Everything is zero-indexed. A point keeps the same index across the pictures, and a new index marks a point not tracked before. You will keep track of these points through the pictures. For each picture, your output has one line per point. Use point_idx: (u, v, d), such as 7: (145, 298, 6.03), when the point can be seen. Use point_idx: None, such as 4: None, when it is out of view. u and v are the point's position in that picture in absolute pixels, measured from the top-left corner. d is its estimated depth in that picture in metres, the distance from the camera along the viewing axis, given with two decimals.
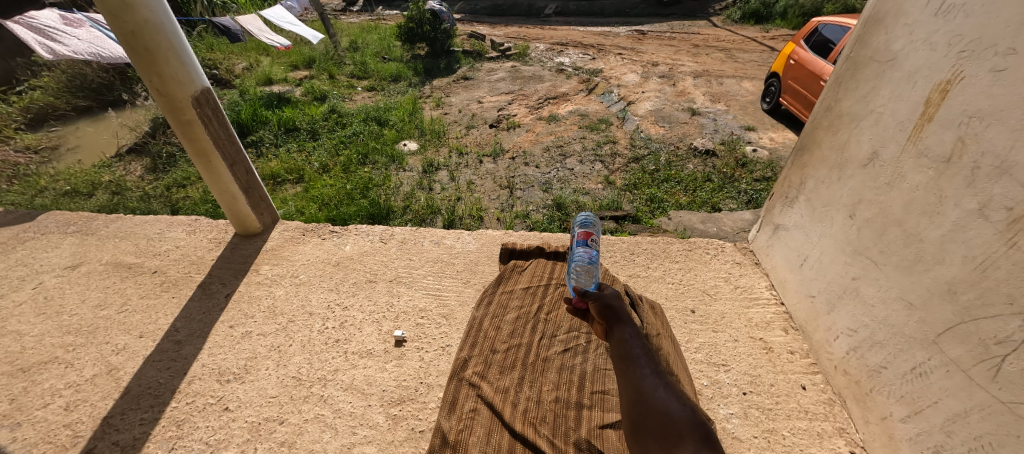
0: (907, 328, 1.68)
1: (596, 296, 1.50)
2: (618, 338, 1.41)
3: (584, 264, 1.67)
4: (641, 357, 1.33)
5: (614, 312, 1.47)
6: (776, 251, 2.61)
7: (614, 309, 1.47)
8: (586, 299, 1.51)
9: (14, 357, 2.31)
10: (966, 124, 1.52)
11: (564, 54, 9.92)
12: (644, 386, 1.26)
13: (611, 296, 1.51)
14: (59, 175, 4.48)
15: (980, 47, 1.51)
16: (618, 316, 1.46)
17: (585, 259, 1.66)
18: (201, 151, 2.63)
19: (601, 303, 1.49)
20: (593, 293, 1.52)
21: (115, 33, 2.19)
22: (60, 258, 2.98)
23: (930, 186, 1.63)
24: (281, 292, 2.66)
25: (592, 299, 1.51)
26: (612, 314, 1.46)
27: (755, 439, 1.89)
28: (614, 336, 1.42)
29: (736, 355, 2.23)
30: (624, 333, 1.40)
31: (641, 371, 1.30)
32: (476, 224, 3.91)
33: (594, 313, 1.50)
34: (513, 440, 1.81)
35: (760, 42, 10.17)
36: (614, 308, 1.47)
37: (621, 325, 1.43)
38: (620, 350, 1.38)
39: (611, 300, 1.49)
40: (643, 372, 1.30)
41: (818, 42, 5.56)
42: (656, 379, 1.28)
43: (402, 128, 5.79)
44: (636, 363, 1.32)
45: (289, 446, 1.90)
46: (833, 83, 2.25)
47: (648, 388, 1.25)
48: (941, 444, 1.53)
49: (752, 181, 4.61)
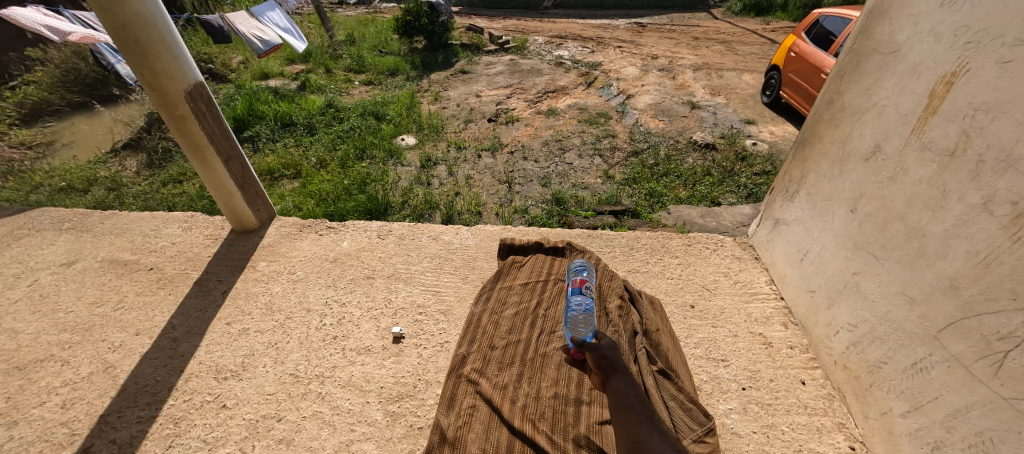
0: (908, 324, 1.66)
1: (591, 347, 1.46)
2: (613, 389, 1.37)
3: (581, 313, 1.89)
4: (636, 405, 1.29)
5: (609, 362, 1.42)
6: (776, 246, 2.60)
7: (609, 358, 1.43)
8: (581, 350, 1.47)
9: (9, 355, 2.29)
10: (971, 118, 1.50)
11: (563, 47, 9.84)
12: (640, 434, 1.22)
13: (606, 346, 1.47)
14: (53, 171, 4.42)
15: (985, 38, 1.48)
16: (612, 365, 1.41)
17: (581, 307, 1.88)
18: (195, 147, 2.60)
19: (596, 353, 1.45)
20: (589, 344, 1.48)
21: (103, 25, 2.15)
22: (55, 255, 2.95)
23: (933, 180, 1.61)
24: (278, 289, 2.64)
25: (587, 349, 1.47)
26: (607, 363, 1.42)
27: (755, 434, 1.88)
28: (609, 386, 1.38)
29: (735, 350, 2.23)
30: (620, 383, 1.37)
31: (635, 419, 1.26)
32: (475, 219, 3.89)
33: (590, 363, 1.45)
34: (512, 437, 1.80)
35: (760, 35, 10.09)
36: (609, 357, 1.43)
37: (617, 375, 1.39)
38: (615, 400, 1.34)
39: (605, 349, 1.46)
40: (637, 420, 1.26)
41: (818, 34, 5.53)
42: (651, 426, 1.24)
43: (400, 123, 5.74)
44: (630, 411, 1.29)
45: (287, 444, 1.89)
46: (835, 76, 2.23)
47: (643, 435, 1.21)
48: (940, 439, 1.52)
49: (752, 176, 4.59)
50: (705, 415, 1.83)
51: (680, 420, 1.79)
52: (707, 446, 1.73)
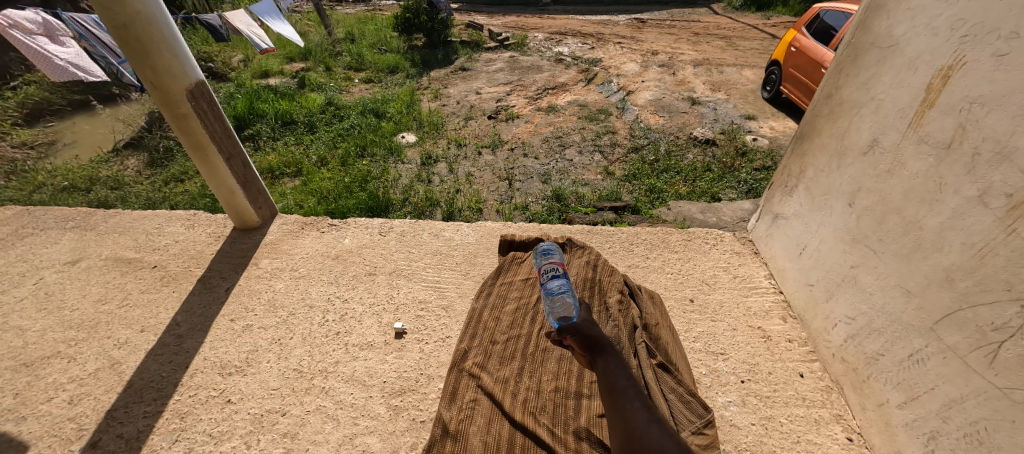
0: (904, 316, 1.68)
1: (575, 327, 1.41)
2: (601, 370, 1.33)
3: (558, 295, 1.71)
4: (628, 388, 1.25)
5: (594, 342, 1.38)
6: (775, 240, 2.61)
7: (593, 338, 1.39)
8: (563, 333, 1.41)
9: (16, 352, 2.32)
10: (967, 111, 1.51)
11: (563, 44, 9.82)
12: (636, 420, 1.18)
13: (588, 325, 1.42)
14: (56, 171, 4.44)
15: (981, 31, 1.49)
16: (598, 345, 1.37)
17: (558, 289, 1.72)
18: (197, 145, 2.62)
19: (578, 334, 1.40)
20: (571, 325, 1.42)
21: (104, 24, 2.16)
22: (59, 254, 2.98)
23: (929, 173, 1.63)
24: (281, 286, 2.66)
25: (568, 333, 1.41)
26: (593, 345, 1.37)
27: (753, 426, 1.90)
28: (596, 368, 1.34)
29: (735, 344, 2.24)
30: (608, 363, 1.33)
31: (630, 405, 1.21)
32: (475, 216, 3.91)
33: (575, 346, 1.40)
34: (513, 429, 1.83)
35: (760, 30, 10.08)
36: (594, 338, 1.38)
37: (603, 356, 1.35)
38: (605, 383, 1.29)
39: (587, 328, 1.41)
40: (632, 406, 1.21)
41: (818, 29, 5.53)
42: (647, 413, 1.20)
43: (399, 121, 5.75)
44: (624, 395, 1.24)
45: (292, 437, 1.92)
46: (834, 70, 2.23)
47: (641, 424, 1.16)
48: (936, 429, 1.55)
49: (752, 171, 4.60)
50: (704, 407, 1.85)
51: (679, 413, 1.82)
52: (707, 438, 1.75)
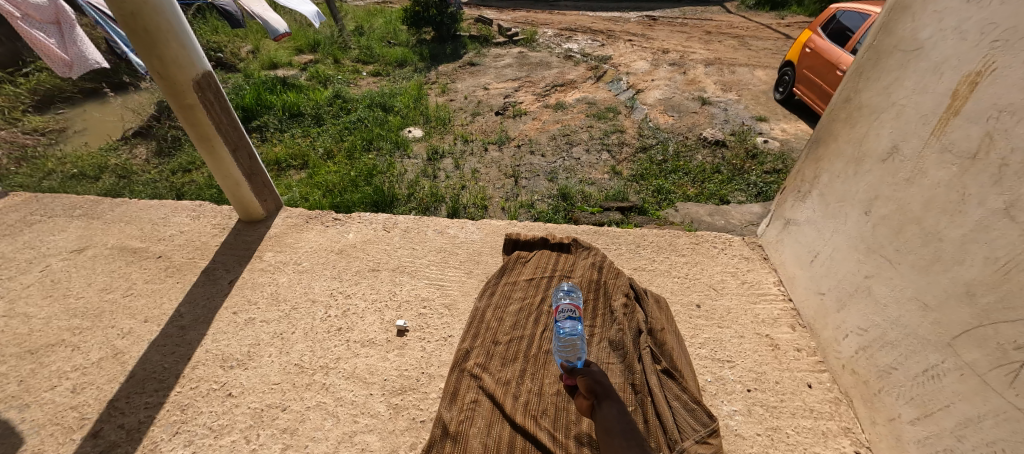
0: (920, 330, 1.63)
1: (585, 371, 1.45)
2: (602, 414, 1.38)
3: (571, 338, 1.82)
4: (627, 432, 1.32)
5: (602, 388, 1.42)
6: (786, 247, 2.56)
7: (600, 383, 1.42)
8: (573, 374, 1.46)
9: (23, 339, 2.33)
10: (994, 119, 1.45)
11: (573, 40, 9.71)
12: None
13: (598, 371, 1.46)
14: (65, 158, 4.46)
15: (1014, 36, 1.43)
16: (604, 390, 1.41)
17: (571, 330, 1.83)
18: (203, 136, 2.60)
19: (589, 376, 1.43)
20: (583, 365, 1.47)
21: (113, 14, 2.14)
22: (66, 242, 2.98)
23: (952, 183, 1.57)
24: (284, 280, 2.65)
25: (579, 374, 1.45)
26: (599, 388, 1.41)
27: (758, 436, 1.86)
28: (598, 412, 1.38)
29: (741, 351, 2.20)
30: (610, 408, 1.37)
31: (625, 446, 1.28)
32: (480, 213, 3.88)
33: (582, 388, 1.44)
34: (513, 433, 1.80)
35: (773, 30, 9.93)
36: (601, 383, 1.42)
37: (606, 400, 1.39)
38: (604, 426, 1.35)
39: (598, 373, 1.45)
40: (627, 446, 1.28)
41: (835, 30, 5.41)
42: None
43: (407, 115, 5.72)
44: (620, 438, 1.31)
45: (292, 433, 1.91)
46: (853, 73, 2.17)
47: None
48: (950, 448, 1.50)
49: (762, 174, 4.53)
50: (710, 415, 1.81)
51: (683, 420, 1.79)
52: (711, 447, 1.71)
